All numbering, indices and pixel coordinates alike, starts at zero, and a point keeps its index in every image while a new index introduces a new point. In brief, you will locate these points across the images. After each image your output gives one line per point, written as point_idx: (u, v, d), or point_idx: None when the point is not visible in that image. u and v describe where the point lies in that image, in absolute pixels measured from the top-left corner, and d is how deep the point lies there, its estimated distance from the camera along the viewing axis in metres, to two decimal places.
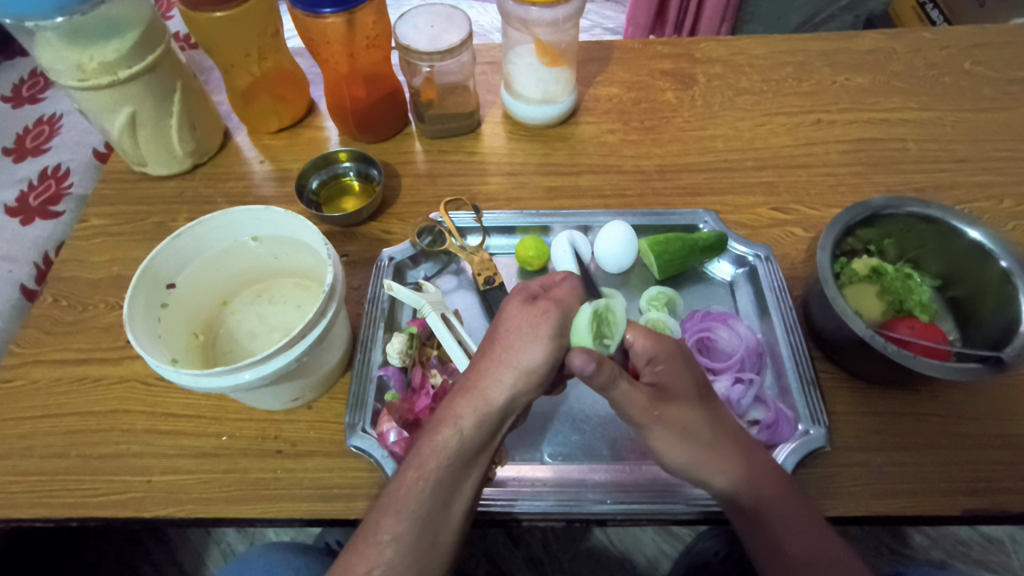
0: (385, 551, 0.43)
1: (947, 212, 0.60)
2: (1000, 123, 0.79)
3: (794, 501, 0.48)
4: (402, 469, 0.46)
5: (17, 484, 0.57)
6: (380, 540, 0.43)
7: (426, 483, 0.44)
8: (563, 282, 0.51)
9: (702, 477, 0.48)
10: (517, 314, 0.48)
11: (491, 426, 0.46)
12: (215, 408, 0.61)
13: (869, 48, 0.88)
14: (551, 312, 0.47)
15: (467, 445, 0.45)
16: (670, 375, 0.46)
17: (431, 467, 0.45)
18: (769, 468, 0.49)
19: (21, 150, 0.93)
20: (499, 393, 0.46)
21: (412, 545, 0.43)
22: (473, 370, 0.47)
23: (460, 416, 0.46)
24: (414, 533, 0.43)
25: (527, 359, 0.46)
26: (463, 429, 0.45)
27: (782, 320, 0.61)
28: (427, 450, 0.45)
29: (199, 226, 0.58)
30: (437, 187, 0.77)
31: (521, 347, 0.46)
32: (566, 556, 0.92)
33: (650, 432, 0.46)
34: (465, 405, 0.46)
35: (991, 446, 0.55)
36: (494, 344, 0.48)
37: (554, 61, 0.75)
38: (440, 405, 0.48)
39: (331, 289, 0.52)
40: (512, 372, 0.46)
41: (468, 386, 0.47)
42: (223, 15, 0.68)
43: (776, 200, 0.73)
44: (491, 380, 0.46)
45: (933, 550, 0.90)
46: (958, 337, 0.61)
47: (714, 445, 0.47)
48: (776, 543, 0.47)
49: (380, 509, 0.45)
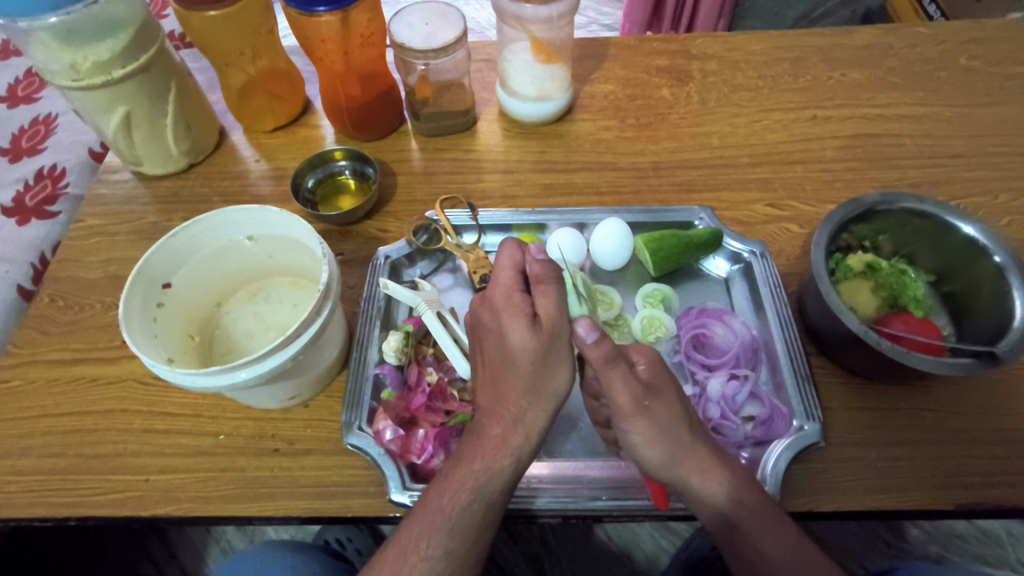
0: (436, 565, 0.44)
1: (942, 208, 0.59)
2: (995, 118, 0.79)
3: (772, 509, 0.47)
4: (438, 485, 0.46)
5: (15, 484, 0.57)
6: (429, 556, 0.44)
7: (481, 505, 0.45)
8: (545, 291, 0.48)
9: (684, 479, 0.47)
10: (534, 339, 0.46)
11: (536, 448, 0.48)
12: (212, 407, 0.61)
13: (865, 44, 0.88)
14: (561, 332, 0.48)
15: (517, 469, 0.47)
16: (657, 374, 0.47)
17: (487, 490, 0.46)
18: (748, 478, 0.49)
19: (17, 150, 0.93)
20: (543, 420, 0.47)
21: (461, 559, 0.44)
22: (510, 400, 0.47)
23: (511, 442, 0.47)
24: (469, 548, 0.45)
25: (561, 387, 0.47)
26: (515, 454, 0.47)
27: (777, 316, 0.62)
28: (482, 475, 0.46)
29: (193, 225, 0.58)
30: (432, 185, 0.77)
31: (554, 376, 0.47)
32: (565, 551, 0.93)
33: (633, 426, 0.46)
34: (511, 432, 0.47)
35: (985, 441, 0.56)
36: (524, 373, 0.47)
37: (549, 59, 0.76)
38: (472, 429, 0.49)
39: (327, 288, 0.52)
40: (551, 400, 0.47)
41: (511, 416, 0.47)
42: (216, 13, 0.68)
43: (772, 196, 0.73)
44: (537, 411, 0.47)
45: (931, 545, 0.91)
46: (953, 332, 0.61)
47: (691, 446, 0.47)
48: (756, 550, 0.46)
49: (417, 525, 0.45)
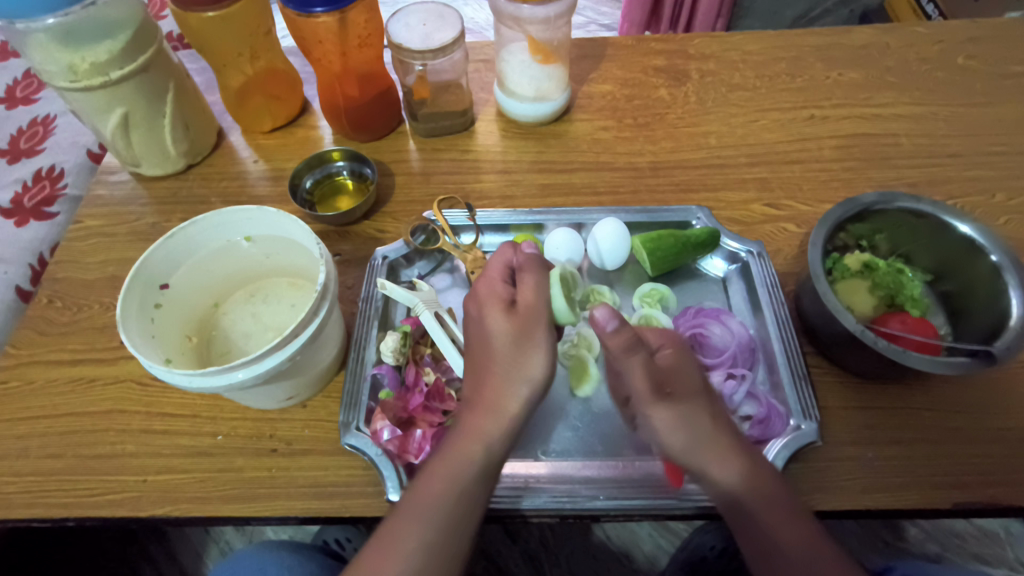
0: (414, 559, 0.42)
1: (938, 207, 0.59)
2: (992, 118, 0.79)
3: (789, 500, 0.47)
4: (422, 477, 0.46)
5: (13, 484, 0.57)
6: (407, 549, 0.42)
7: (455, 493, 0.44)
8: (524, 281, 0.51)
9: (701, 467, 0.47)
10: (507, 323, 0.49)
11: (512, 438, 0.48)
12: (210, 408, 0.61)
13: (862, 43, 0.89)
14: (534, 318, 0.49)
15: (490, 457, 0.46)
16: (680, 362, 0.49)
17: (461, 477, 0.45)
18: (766, 469, 0.48)
19: (16, 150, 0.93)
20: (517, 406, 0.48)
21: (441, 553, 0.42)
22: (486, 385, 0.48)
23: (484, 429, 0.47)
24: (446, 543, 0.43)
25: (535, 370, 0.48)
26: (487, 441, 0.46)
27: (774, 316, 0.62)
28: (455, 462, 0.46)
29: (191, 226, 0.58)
30: (430, 186, 0.77)
31: (527, 360, 0.48)
32: (564, 552, 0.93)
33: (654, 412, 0.48)
34: (483, 417, 0.47)
35: (983, 440, 0.56)
36: (496, 357, 0.48)
37: (546, 59, 0.76)
38: (455, 421, 0.49)
39: (324, 288, 0.52)
40: (526, 384, 0.48)
41: (487, 402, 0.48)
42: (214, 14, 0.68)
43: (769, 196, 0.73)
44: (508, 394, 0.48)
45: (929, 544, 0.91)
46: (950, 331, 0.61)
47: (714, 434, 0.48)
48: (770, 540, 0.45)
49: (400, 516, 0.44)
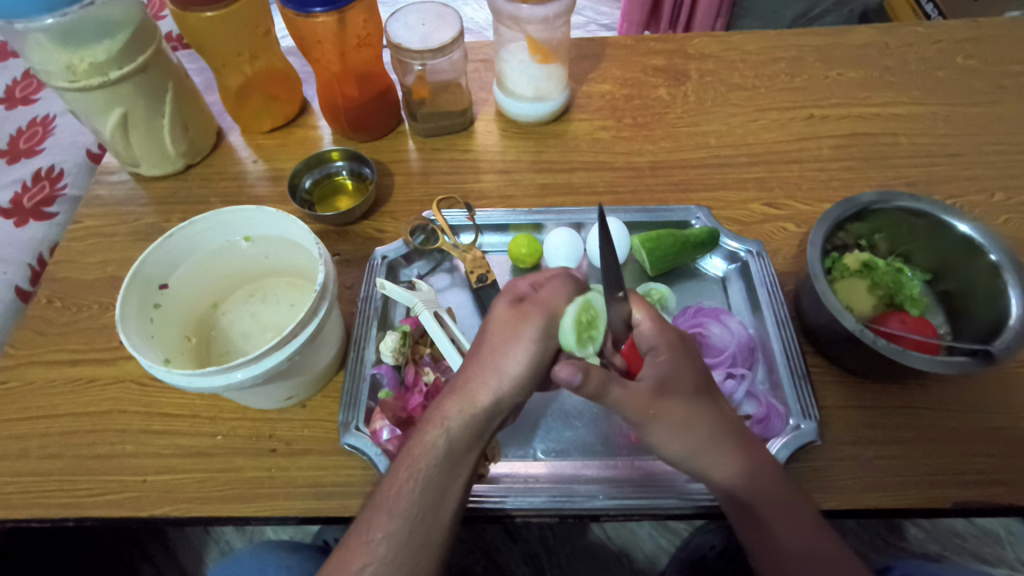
0: (379, 549, 0.43)
1: (937, 207, 0.59)
2: (991, 117, 0.79)
3: (789, 495, 0.47)
4: (394, 467, 0.46)
5: (12, 484, 0.57)
6: (373, 539, 0.44)
7: (416, 482, 0.44)
8: (551, 281, 0.50)
9: (696, 467, 0.47)
10: (504, 316, 0.47)
11: (478, 427, 0.45)
12: (209, 408, 0.61)
13: (862, 43, 0.88)
14: (535, 315, 0.47)
15: (455, 446, 0.45)
16: (674, 368, 0.47)
17: (422, 466, 0.45)
18: (768, 465, 0.48)
19: (15, 151, 0.93)
20: (489, 396, 0.45)
21: (402, 543, 0.43)
22: (463, 372, 0.47)
23: (447, 416, 0.45)
24: (406, 531, 0.43)
25: (513, 364, 0.45)
26: (450, 429, 0.45)
27: (773, 315, 0.62)
28: (418, 451, 0.45)
29: (190, 226, 0.58)
30: (430, 186, 0.77)
31: (507, 352, 0.46)
32: (564, 551, 0.93)
33: (649, 430, 0.46)
34: (453, 405, 0.45)
35: (982, 439, 0.56)
36: (482, 347, 0.47)
37: (545, 58, 0.76)
38: (431, 404, 0.48)
39: (323, 288, 0.52)
40: (498, 375, 0.45)
41: (460, 389, 0.46)
42: (213, 14, 0.68)
43: (769, 196, 0.73)
44: (479, 383, 0.46)
45: (930, 543, 0.91)
46: (949, 331, 0.61)
47: (713, 439, 0.47)
48: (769, 537, 0.46)
49: (373, 508, 0.45)
